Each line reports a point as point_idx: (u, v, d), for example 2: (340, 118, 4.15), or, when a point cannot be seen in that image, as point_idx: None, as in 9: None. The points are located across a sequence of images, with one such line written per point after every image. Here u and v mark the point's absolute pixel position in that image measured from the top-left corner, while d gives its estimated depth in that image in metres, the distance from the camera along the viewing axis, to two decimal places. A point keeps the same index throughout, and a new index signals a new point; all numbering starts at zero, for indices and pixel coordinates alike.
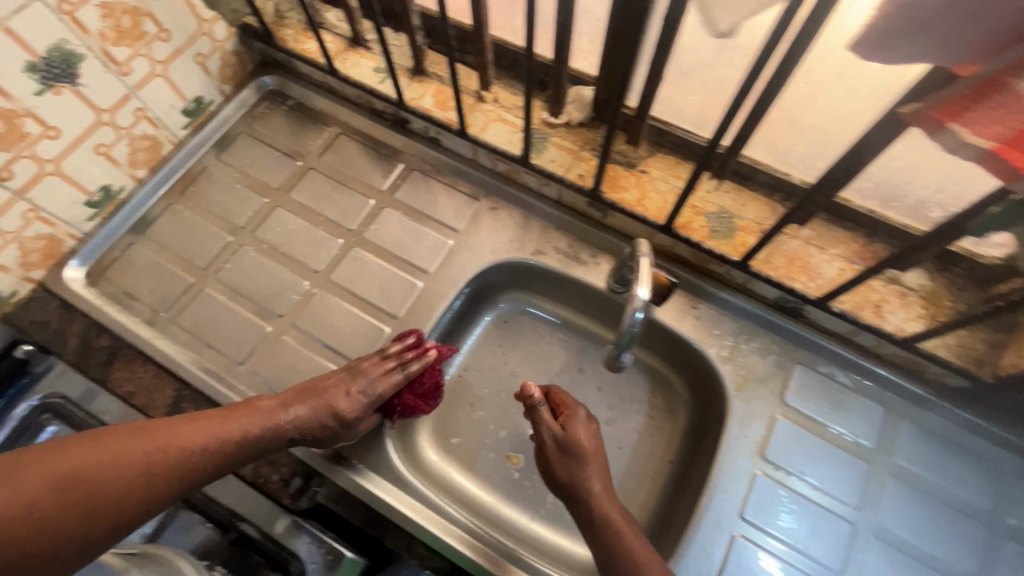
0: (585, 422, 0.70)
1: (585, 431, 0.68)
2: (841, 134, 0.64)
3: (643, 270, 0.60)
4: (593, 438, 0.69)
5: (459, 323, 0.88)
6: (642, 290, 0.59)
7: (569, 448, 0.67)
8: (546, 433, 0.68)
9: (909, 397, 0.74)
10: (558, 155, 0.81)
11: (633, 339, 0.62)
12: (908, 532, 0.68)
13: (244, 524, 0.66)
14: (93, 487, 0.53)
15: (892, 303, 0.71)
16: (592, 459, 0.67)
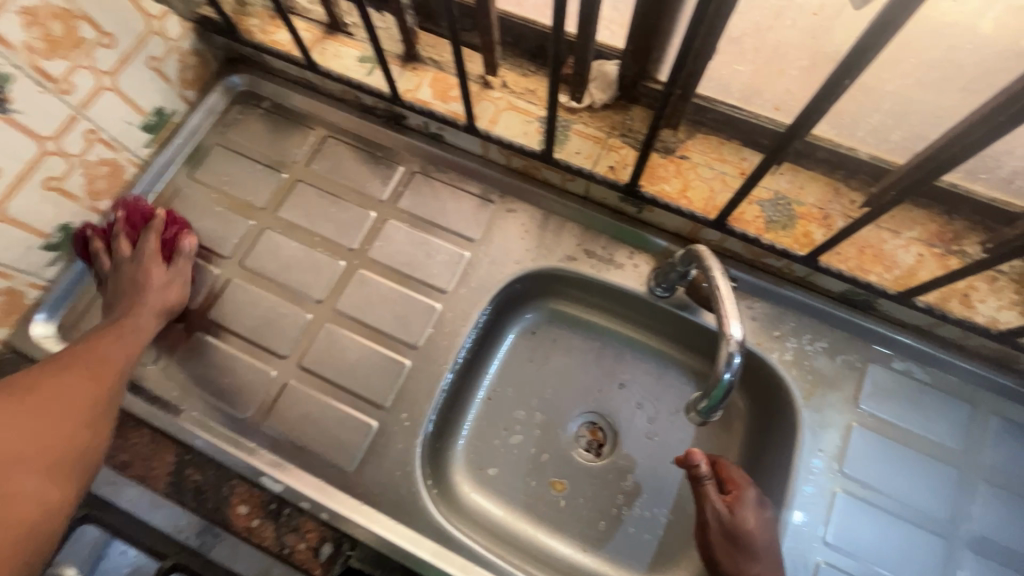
0: (757, 507, 0.60)
1: (757, 519, 0.59)
2: (928, 102, 0.55)
3: (728, 304, 0.53)
4: (765, 525, 0.60)
5: (484, 341, 0.79)
6: (734, 329, 0.52)
7: (741, 537, 0.58)
8: (710, 513, 0.60)
9: (999, 391, 0.66)
10: (583, 146, 0.71)
11: (728, 391, 0.54)
12: (1010, 541, 0.62)
13: None
14: (65, 453, 0.55)
15: (981, 290, 0.62)
16: (763, 554, 0.58)
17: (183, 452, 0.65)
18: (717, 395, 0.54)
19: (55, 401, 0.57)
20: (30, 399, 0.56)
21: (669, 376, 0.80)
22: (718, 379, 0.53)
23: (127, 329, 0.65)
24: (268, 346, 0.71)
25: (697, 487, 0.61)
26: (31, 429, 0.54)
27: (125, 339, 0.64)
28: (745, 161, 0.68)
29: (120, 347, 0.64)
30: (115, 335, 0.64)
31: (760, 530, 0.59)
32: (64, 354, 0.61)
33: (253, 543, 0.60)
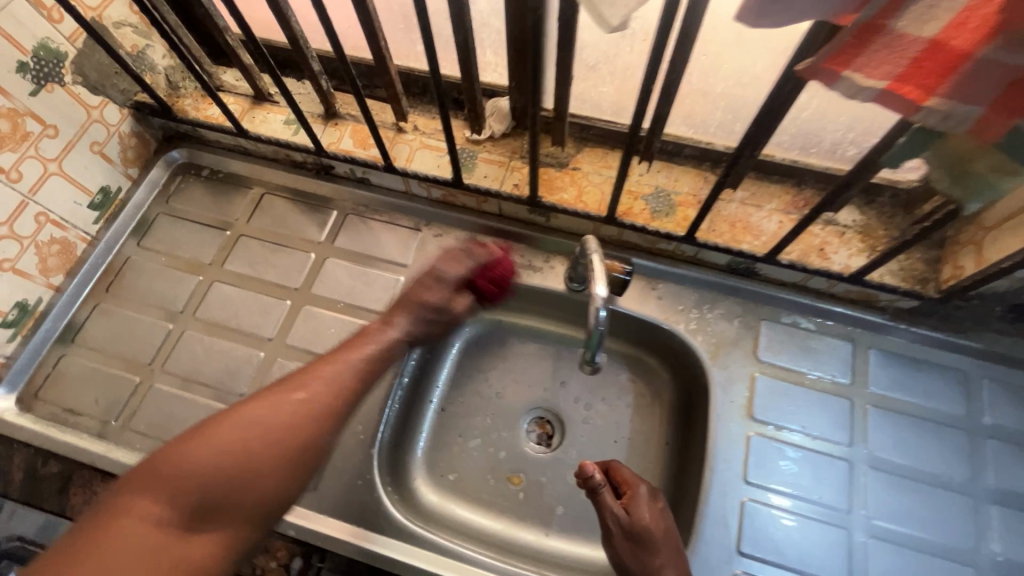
0: (648, 500, 0.66)
1: (651, 512, 0.64)
2: (747, 96, 0.68)
3: (597, 269, 0.62)
4: (658, 517, 0.64)
5: (430, 355, 0.86)
6: (600, 288, 0.61)
7: (641, 532, 0.62)
8: (610, 517, 0.64)
9: (870, 327, 0.77)
10: (489, 170, 0.81)
11: (601, 338, 0.63)
12: (901, 454, 0.71)
13: None
14: (290, 493, 0.55)
15: (834, 243, 0.74)
16: (662, 544, 0.63)
17: None
18: (596, 341, 0.64)
19: (239, 440, 0.53)
20: (205, 446, 0.52)
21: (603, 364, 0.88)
22: (594, 330, 0.62)
23: (365, 348, 0.65)
24: (225, 387, 0.76)
25: (592, 493, 0.65)
26: (120, 555, 0.44)
27: (375, 345, 0.66)
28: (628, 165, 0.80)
29: (332, 381, 0.60)
30: (365, 343, 0.66)
31: (656, 523, 0.64)
32: (281, 381, 0.59)
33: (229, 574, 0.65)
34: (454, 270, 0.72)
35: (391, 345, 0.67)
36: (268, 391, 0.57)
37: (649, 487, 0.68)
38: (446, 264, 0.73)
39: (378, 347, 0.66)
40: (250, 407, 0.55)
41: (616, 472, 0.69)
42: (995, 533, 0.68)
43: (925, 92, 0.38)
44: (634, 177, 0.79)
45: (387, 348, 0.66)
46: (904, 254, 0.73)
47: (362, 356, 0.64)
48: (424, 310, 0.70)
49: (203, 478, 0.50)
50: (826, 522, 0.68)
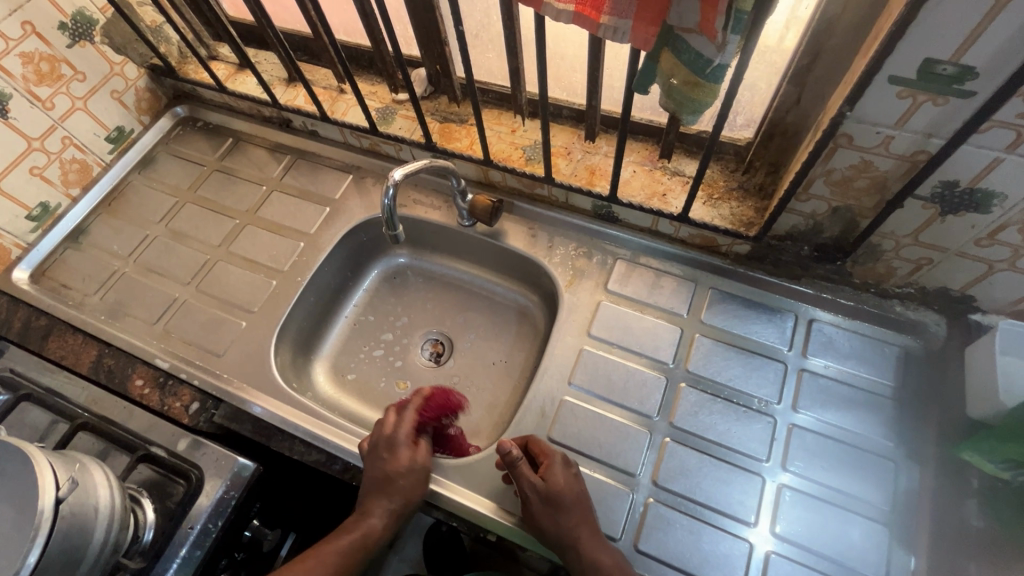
0: (563, 465, 0.69)
1: (564, 476, 0.68)
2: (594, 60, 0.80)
3: (409, 162, 0.78)
4: (572, 484, 0.68)
5: (347, 277, 1.03)
6: (396, 173, 0.75)
7: (559, 497, 0.66)
8: (527, 486, 0.66)
9: (713, 271, 0.86)
10: (404, 124, 0.98)
11: (394, 214, 0.79)
12: (720, 376, 0.79)
13: (153, 447, 0.76)
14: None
15: (676, 190, 0.83)
16: (574, 504, 0.67)
17: (104, 348, 0.89)
18: (393, 218, 0.79)
19: None
20: None
21: (494, 298, 1.01)
22: (385, 206, 0.77)
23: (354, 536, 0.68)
24: (178, 278, 0.96)
25: (512, 466, 0.67)
26: None
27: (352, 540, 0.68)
28: (516, 123, 0.93)
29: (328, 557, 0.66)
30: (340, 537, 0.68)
31: (569, 487, 0.68)
32: None
33: (143, 406, 0.81)
34: (401, 424, 0.75)
35: (371, 537, 0.69)
36: None
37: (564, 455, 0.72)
38: (392, 424, 0.75)
39: (364, 544, 0.68)
40: None
41: (534, 444, 0.72)
42: (797, 452, 0.73)
43: (598, 11, 0.51)
44: (519, 132, 0.92)
45: (366, 541, 0.68)
46: (738, 202, 0.81)
47: (352, 549, 0.67)
48: (396, 493, 0.70)
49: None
50: (637, 425, 0.76)
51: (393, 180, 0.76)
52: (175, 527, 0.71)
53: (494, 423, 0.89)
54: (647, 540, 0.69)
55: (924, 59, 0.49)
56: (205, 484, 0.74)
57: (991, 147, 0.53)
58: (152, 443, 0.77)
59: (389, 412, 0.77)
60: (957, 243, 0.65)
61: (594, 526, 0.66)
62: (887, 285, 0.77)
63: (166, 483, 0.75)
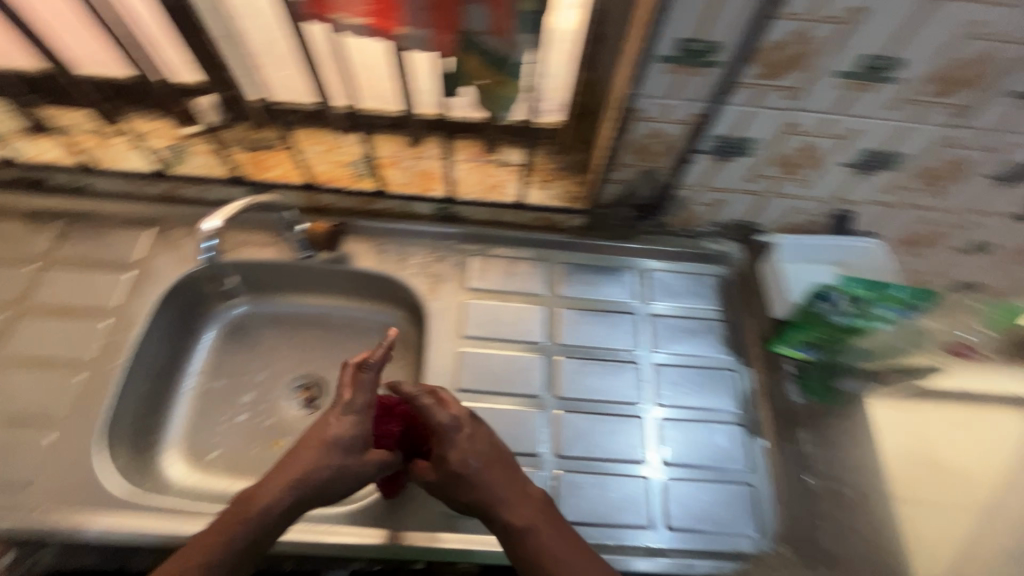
0: (456, 435, 0.64)
1: (460, 450, 0.63)
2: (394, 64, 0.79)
3: (225, 207, 0.70)
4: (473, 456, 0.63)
5: (176, 345, 0.89)
6: (211, 221, 0.68)
7: (459, 473, 0.62)
8: (425, 476, 0.66)
9: (560, 247, 0.92)
10: (203, 160, 0.86)
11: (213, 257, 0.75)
12: (588, 340, 0.86)
13: None
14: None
15: (509, 180, 0.88)
16: (480, 473, 0.62)
17: None
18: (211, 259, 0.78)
19: None
20: None
21: (356, 323, 0.95)
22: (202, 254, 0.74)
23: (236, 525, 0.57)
24: None
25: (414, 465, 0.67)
26: None
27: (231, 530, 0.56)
28: (334, 139, 0.88)
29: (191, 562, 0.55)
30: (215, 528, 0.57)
31: (474, 451, 0.64)
32: None
33: None
34: (355, 396, 0.63)
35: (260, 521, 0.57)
36: None
37: (461, 416, 0.65)
38: (345, 396, 0.64)
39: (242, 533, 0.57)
40: None
41: (426, 411, 0.64)
42: (664, 386, 0.83)
43: (394, 25, 0.53)
44: (339, 148, 0.87)
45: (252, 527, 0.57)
46: (565, 180, 0.88)
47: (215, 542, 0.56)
48: (299, 466, 0.60)
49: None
50: (529, 408, 0.79)
51: (210, 230, 0.69)
52: None
53: None
54: (566, 510, 0.73)
55: (680, 39, 0.58)
56: None
57: (740, 105, 0.65)
58: None
59: (342, 373, 0.65)
60: (736, 183, 0.79)
61: (506, 487, 0.63)
62: (696, 227, 0.91)
63: None
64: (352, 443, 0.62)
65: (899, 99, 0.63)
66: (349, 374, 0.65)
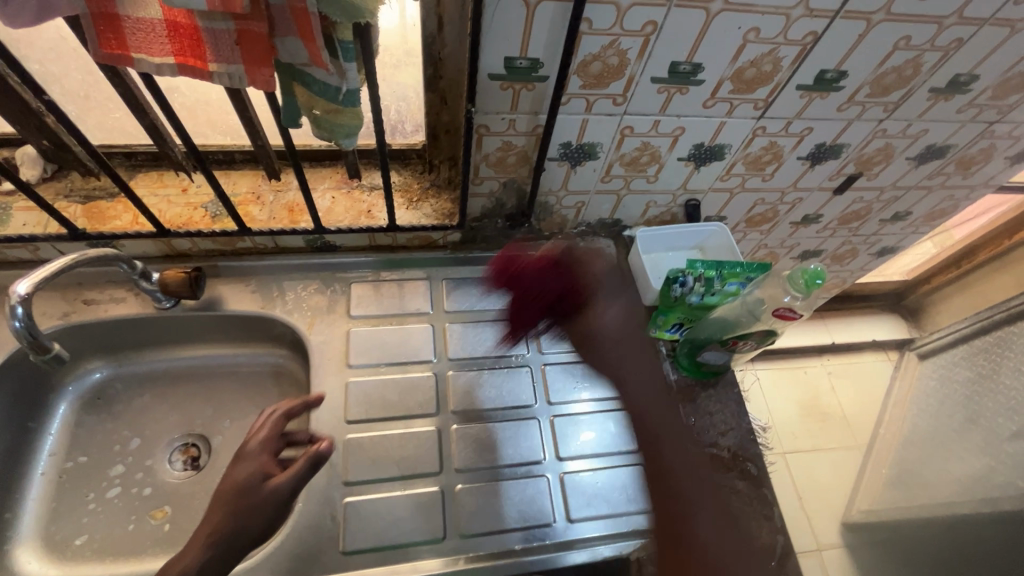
0: (613, 297, 0.85)
1: (619, 310, 0.85)
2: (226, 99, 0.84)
3: (40, 270, 0.63)
4: (610, 313, 0.84)
5: (22, 427, 0.78)
6: (21, 285, 0.61)
7: (596, 334, 0.82)
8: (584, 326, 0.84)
9: (442, 263, 0.93)
10: (29, 217, 0.78)
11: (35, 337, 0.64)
12: (478, 351, 0.87)
13: None
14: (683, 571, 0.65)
15: (380, 204, 0.87)
16: (606, 343, 0.83)
17: None
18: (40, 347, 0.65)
19: None
20: None
21: (239, 370, 0.90)
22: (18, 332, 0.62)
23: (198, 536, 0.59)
24: None
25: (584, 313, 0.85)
26: None
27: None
28: (184, 181, 0.83)
29: None
30: None
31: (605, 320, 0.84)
32: None
33: None
34: (256, 433, 0.67)
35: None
36: None
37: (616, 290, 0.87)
38: (255, 433, 0.67)
39: None
40: None
41: (584, 264, 0.86)
42: (556, 385, 0.86)
43: (202, 61, 0.49)
44: (191, 189, 0.83)
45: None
46: (436, 197, 0.89)
47: None
48: (219, 513, 0.60)
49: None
50: (425, 427, 0.79)
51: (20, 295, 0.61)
52: None
53: None
54: (470, 523, 0.73)
55: (504, 58, 0.61)
56: None
57: (576, 113, 0.70)
58: None
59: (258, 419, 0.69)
60: (591, 185, 0.84)
61: (633, 352, 0.83)
62: (568, 229, 0.95)
63: None
64: (260, 480, 0.63)
65: (710, 98, 0.71)
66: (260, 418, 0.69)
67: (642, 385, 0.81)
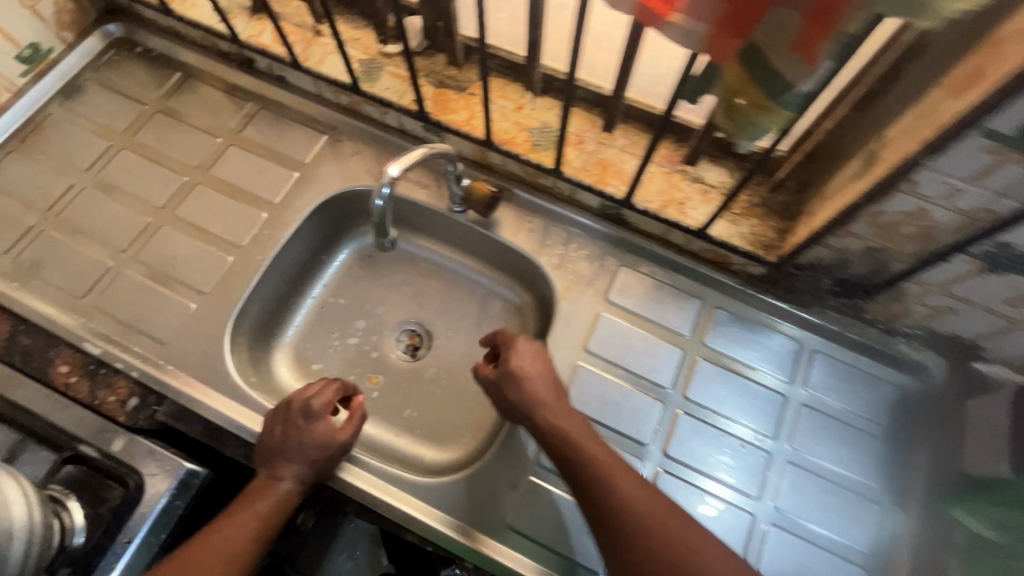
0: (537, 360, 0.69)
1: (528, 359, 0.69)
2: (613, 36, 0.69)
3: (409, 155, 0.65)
4: (545, 363, 0.70)
5: (315, 255, 0.91)
6: (392, 169, 0.64)
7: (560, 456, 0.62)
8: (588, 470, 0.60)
9: (725, 291, 0.80)
10: (392, 83, 0.84)
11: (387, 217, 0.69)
12: (718, 405, 0.75)
13: (82, 445, 0.67)
14: None
15: (695, 200, 0.76)
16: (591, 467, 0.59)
17: (19, 323, 0.74)
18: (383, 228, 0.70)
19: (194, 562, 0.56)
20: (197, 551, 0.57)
21: (479, 290, 0.92)
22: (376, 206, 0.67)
23: (263, 504, 0.63)
24: (108, 242, 0.82)
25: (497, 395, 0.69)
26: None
27: (262, 507, 0.62)
28: (523, 99, 0.81)
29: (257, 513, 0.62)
30: (248, 504, 0.62)
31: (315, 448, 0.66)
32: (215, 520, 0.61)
33: (69, 396, 0.70)
34: (318, 393, 0.69)
35: (286, 500, 0.64)
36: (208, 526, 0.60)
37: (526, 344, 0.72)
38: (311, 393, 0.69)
39: (280, 507, 0.63)
40: (212, 521, 0.61)
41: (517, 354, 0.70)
42: (788, 491, 0.71)
43: (669, 6, 0.41)
44: (525, 110, 0.81)
45: (280, 504, 0.63)
46: (760, 220, 0.75)
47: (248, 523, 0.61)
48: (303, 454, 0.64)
49: (612, 553, 0.55)
50: (630, 452, 0.72)
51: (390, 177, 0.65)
52: (110, 538, 0.64)
53: (476, 431, 0.82)
54: None
55: None
56: (146, 491, 0.66)
57: None
58: (82, 440, 0.67)
59: (326, 379, 0.71)
60: (986, 299, 0.59)
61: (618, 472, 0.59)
62: (898, 324, 0.74)
63: (102, 487, 0.67)
64: (330, 433, 0.67)
65: None
66: (320, 379, 0.71)
67: (640, 499, 0.57)
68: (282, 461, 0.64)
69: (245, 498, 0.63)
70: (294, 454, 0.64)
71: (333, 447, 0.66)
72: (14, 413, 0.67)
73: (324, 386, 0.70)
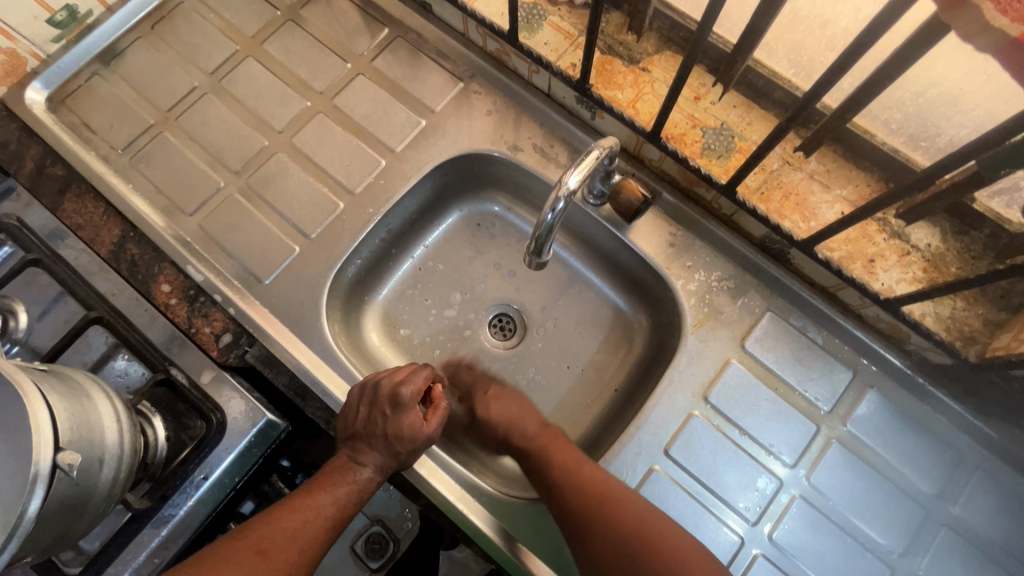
0: (529, 379, 0.74)
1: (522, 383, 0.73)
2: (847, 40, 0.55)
3: (586, 159, 0.53)
4: (536, 385, 0.73)
5: (423, 214, 0.83)
6: (571, 179, 0.52)
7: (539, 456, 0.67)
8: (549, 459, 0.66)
9: (887, 369, 0.68)
10: (552, 38, 0.72)
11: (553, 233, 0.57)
12: (843, 501, 0.65)
13: (174, 370, 0.64)
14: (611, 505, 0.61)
15: (889, 260, 0.63)
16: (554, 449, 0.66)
17: (128, 230, 0.72)
18: (541, 245, 0.58)
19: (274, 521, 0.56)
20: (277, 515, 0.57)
21: (587, 292, 0.83)
22: (545, 220, 0.55)
23: (341, 488, 0.61)
24: (222, 159, 0.78)
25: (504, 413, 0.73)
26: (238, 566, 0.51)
27: (343, 489, 0.61)
28: (704, 88, 0.68)
29: (337, 493, 0.60)
30: (329, 484, 0.61)
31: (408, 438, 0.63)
32: (300, 488, 0.60)
33: (165, 317, 0.67)
34: (408, 380, 0.65)
35: (363, 488, 0.62)
36: (293, 493, 0.60)
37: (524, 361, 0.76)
38: (401, 378, 0.66)
39: (357, 493, 0.62)
40: (296, 490, 0.60)
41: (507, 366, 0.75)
42: None
43: None
44: (702, 103, 0.68)
45: (358, 491, 0.62)
46: (963, 302, 0.62)
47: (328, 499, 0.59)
48: (383, 442, 0.62)
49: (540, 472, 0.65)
50: (730, 527, 0.64)
51: (564, 189, 0.53)
52: (188, 472, 0.62)
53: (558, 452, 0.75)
54: None
55: None
56: (227, 431, 0.64)
57: None
58: (174, 364, 0.65)
59: (416, 365, 0.68)
60: None
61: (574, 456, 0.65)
62: None
63: (183, 417, 0.65)
64: (412, 427, 0.63)
65: None
66: (410, 364, 0.68)
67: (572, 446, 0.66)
68: (362, 446, 0.62)
69: (326, 475, 0.62)
70: (374, 440, 0.62)
71: (413, 443, 0.63)
72: (115, 320, 0.64)
73: (413, 372, 0.67)
